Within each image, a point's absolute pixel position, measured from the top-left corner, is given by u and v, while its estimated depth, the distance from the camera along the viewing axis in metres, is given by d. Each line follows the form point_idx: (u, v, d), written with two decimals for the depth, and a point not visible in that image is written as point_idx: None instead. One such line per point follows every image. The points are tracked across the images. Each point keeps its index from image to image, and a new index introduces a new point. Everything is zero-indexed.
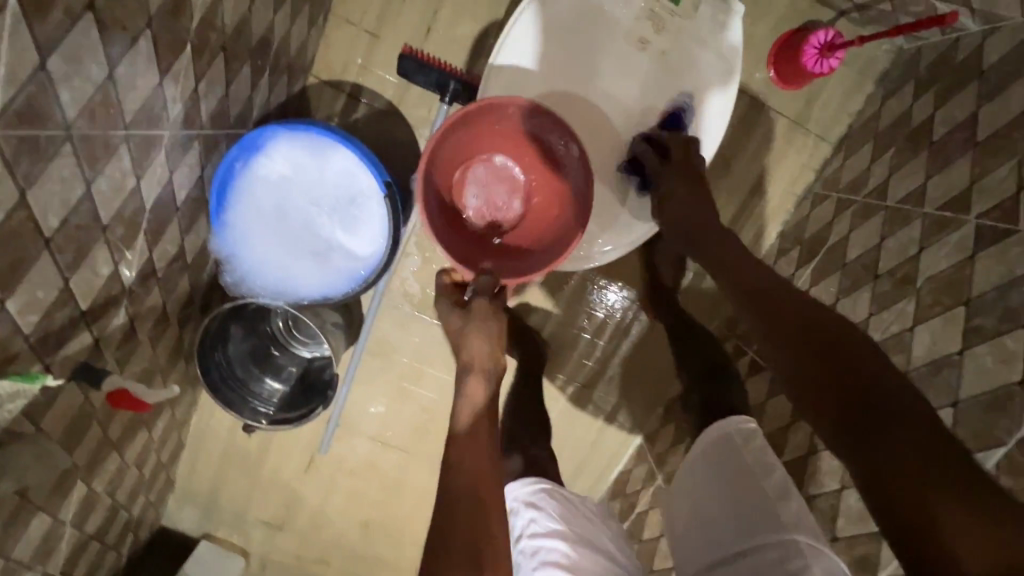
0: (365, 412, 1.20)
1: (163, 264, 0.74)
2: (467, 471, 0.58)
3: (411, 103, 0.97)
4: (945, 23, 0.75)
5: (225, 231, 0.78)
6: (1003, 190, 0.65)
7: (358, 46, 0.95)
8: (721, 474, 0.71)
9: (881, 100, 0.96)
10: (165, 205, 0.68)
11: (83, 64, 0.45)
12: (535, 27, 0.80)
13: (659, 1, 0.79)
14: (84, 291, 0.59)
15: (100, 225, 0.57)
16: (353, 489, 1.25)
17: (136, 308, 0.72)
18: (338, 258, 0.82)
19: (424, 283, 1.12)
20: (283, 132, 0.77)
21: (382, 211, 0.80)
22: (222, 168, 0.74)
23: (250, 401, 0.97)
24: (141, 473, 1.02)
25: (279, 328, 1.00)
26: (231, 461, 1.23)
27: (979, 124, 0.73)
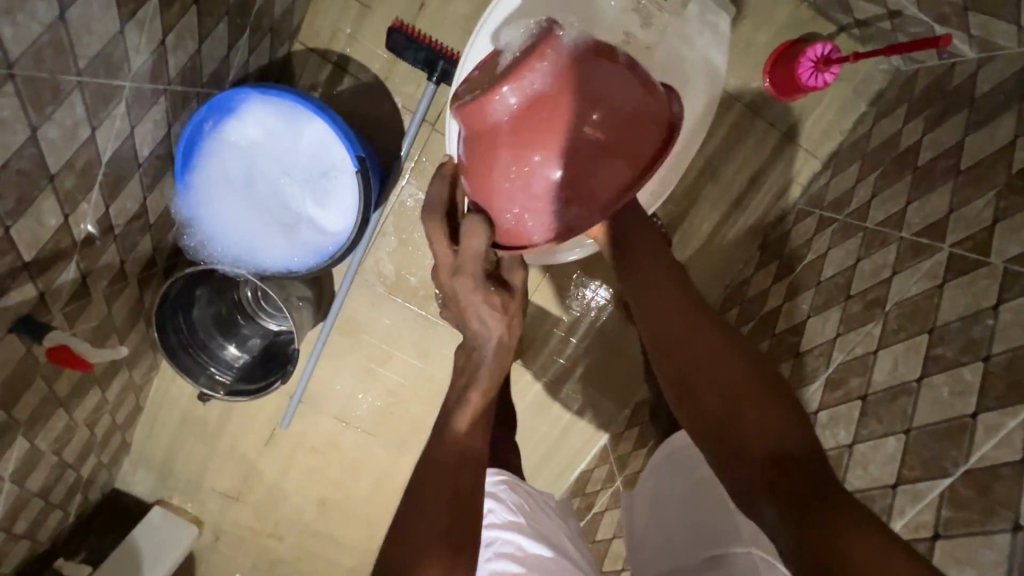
0: (330, 390, 1.18)
1: (123, 221, 0.72)
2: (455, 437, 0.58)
3: (398, 79, 0.95)
4: (939, 45, 0.74)
5: (188, 192, 0.75)
6: (979, 222, 0.65)
7: (348, 15, 0.92)
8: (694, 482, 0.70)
9: (873, 120, 0.95)
10: (125, 159, 0.66)
11: (30, 1, 0.43)
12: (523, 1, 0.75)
13: None
14: (27, 242, 0.56)
15: (48, 174, 0.54)
16: (313, 466, 1.24)
17: (90, 264, 0.70)
18: (308, 232, 0.80)
19: (399, 265, 1.10)
20: (256, 95, 0.74)
21: (354, 186, 0.78)
22: (190, 127, 0.71)
23: (209, 369, 0.95)
24: (92, 433, 1.00)
25: (247, 297, 0.95)
26: (190, 428, 1.21)
27: (964, 153, 0.72)
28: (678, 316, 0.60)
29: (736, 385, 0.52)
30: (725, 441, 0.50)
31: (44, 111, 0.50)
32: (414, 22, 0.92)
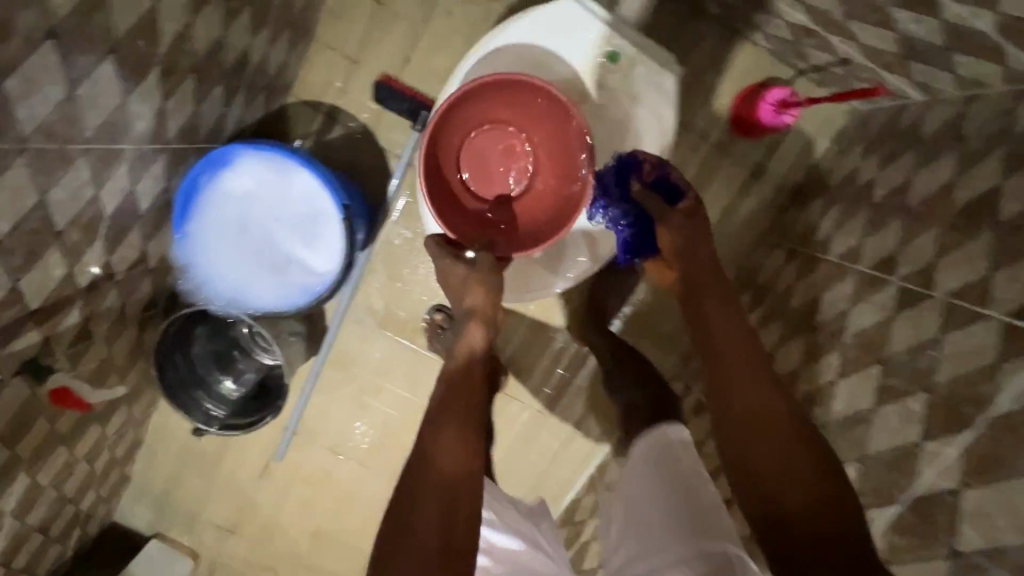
0: (324, 421, 1.22)
1: (125, 267, 0.77)
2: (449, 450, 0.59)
3: (385, 127, 1.01)
4: (876, 94, 0.83)
5: (186, 240, 0.81)
6: (924, 257, 0.69)
7: (338, 70, 0.99)
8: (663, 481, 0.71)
9: (834, 158, 1.00)
10: (127, 212, 0.71)
11: (44, 87, 0.49)
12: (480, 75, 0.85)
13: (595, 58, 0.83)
14: (35, 292, 0.61)
15: (56, 230, 0.60)
16: (307, 497, 1.26)
17: (93, 308, 0.75)
18: (300, 273, 0.85)
19: (389, 300, 1.15)
20: (249, 150, 0.80)
21: (340, 231, 0.83)
22: (187, 180, 0.77)
23: (205, 404, 0.98)
24: (93, 468, 1.04)
25: (243, 334, 0.99)
26: (187, 460, 1.25)
27: (913, 191, 0.77)
28: (733, 356, 0.62)
29: (782, 434, 0.55)
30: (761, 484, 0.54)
31: (52, 176, 0.55)
32: (399, 75, 0.99)
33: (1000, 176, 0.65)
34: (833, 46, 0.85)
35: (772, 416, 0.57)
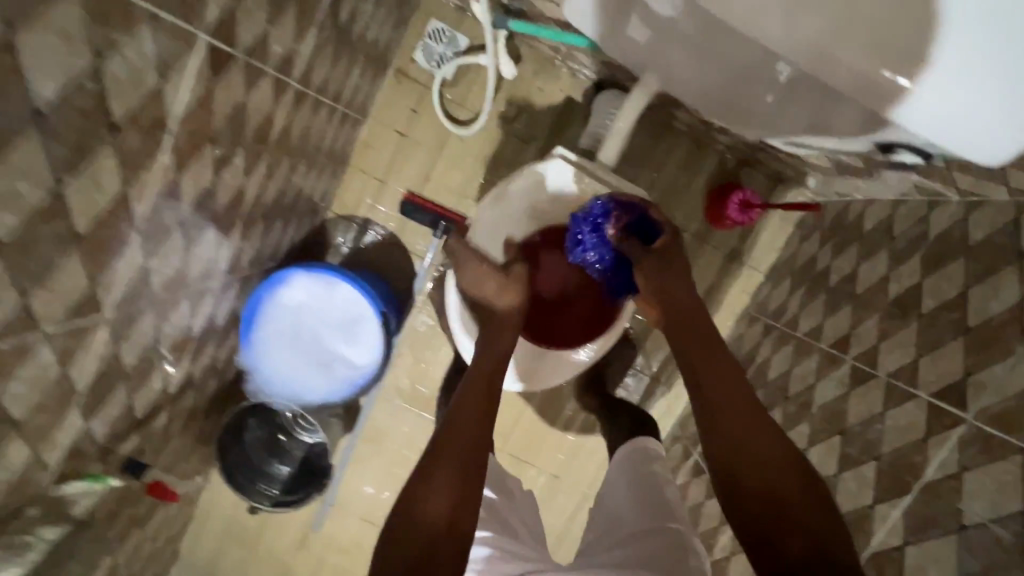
0: (357, 493, 1.33)
1: (201, 371, 0.92)
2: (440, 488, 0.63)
3: (410, 233, 1.19)
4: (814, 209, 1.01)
5: (250, 346, 0.96)
6: (870, 340, 0.83)
7: (370, 189, 1.17)
8: (637, 485, 0.84)
9: (797, 243, 1.15)
10: (207, 329, 0.87)
11: (168, 257, 0.66)
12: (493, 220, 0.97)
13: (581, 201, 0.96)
14: (139, 403, 0.76)
15: (159, 354, 0.76)
16: (342, 565, 1.35)
17: (175, 409, 0.90)
18: (344, 368, 0.99)
19: (414, 379, 1.29)
20: (302, 270, 0.96)
21: (378, 331, 0.99)
22: (252, 300, 0.93)
23: (258, 484, 1.10)
24: (156, 545, 1.15)
25: (287, 418, 1.12)
26: (232, 534, 1.35)
27: (859, 280, 0.92)
28: (723, 395, 0.70)
29: (777, 464, 0.65)
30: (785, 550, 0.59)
31: (162, 316, 0.72)
32: (421, 190, 1.17)
33: (924, 274, 0.79)
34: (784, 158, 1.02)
35: (773, 461, 0.65)
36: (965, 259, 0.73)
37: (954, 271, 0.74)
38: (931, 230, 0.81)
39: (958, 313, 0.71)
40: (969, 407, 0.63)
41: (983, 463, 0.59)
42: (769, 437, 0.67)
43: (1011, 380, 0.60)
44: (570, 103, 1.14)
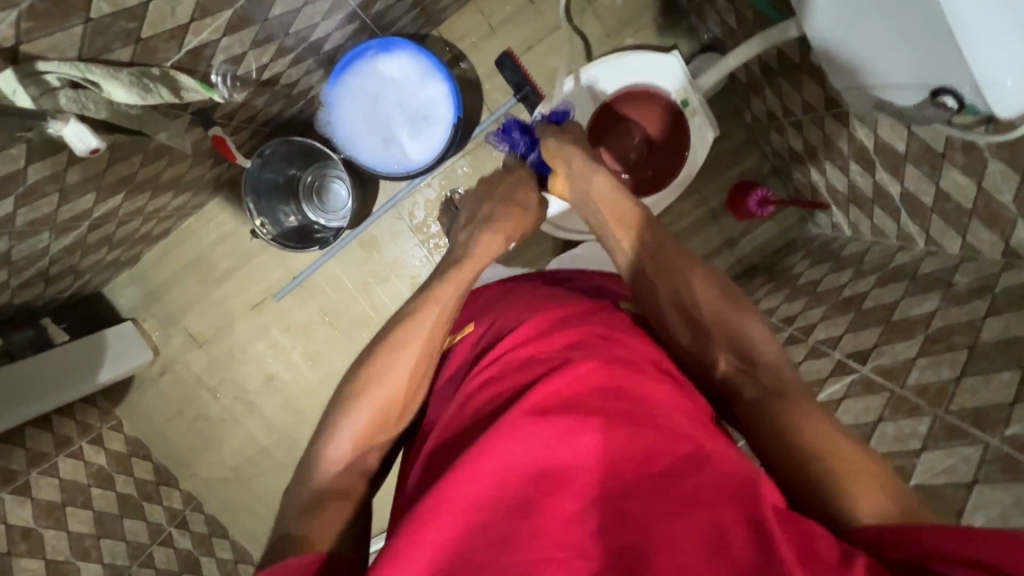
0: (325, 286, 1.42)
1: (286, 85, 1.00)
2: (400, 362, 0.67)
3: (492, 86, 1.29)
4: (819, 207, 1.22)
5: (336, 88, 1.05)
6: (812, 320, 1.04)
7: (477, 30, 1.27)
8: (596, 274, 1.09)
9: (783, 254, 1.35)
10: (315, 47, 0.95)
11: None
12: (606, 66, 1.07)
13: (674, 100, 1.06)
14: (251, 67, 0.85)
15: (286, 31, 0.84)
16: (281, 341, 1.44)
17: (252, 104, 0.97)
18: (397, 153, 1.09)
19: (428, 214, 1.38)
20: (411, 49, 1.05)
21: (444, 135, 1.08)
22: (357, 48, 1.02)
23: (258, 216, 1.18)
24: (138, 232, 1.20)
25: (306, 183, 1.26)
26: (195, 268, 1.40)
27: (821, 283, 1.12)
28: (659, 257, 0.77)
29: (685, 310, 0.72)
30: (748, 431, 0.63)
31: (326, 14, 0.88)
32: (520, 55, 1.28)
33: (874, 287, 0.99)
34: (812, 177, 1.20)
35: (703, 299, 0.72)
36: (908, 281, 0.94)
37: (896, 288, 0.94)
38: (893, 261, 1.02)
39: (885, 312, 0.91)
40: (867, 362, 0.84)
41: (860, 396, 0.81)
42: (703, 274, 0.74)
43: (906, 352, 0.81)
44: (674, 48, 1.28)
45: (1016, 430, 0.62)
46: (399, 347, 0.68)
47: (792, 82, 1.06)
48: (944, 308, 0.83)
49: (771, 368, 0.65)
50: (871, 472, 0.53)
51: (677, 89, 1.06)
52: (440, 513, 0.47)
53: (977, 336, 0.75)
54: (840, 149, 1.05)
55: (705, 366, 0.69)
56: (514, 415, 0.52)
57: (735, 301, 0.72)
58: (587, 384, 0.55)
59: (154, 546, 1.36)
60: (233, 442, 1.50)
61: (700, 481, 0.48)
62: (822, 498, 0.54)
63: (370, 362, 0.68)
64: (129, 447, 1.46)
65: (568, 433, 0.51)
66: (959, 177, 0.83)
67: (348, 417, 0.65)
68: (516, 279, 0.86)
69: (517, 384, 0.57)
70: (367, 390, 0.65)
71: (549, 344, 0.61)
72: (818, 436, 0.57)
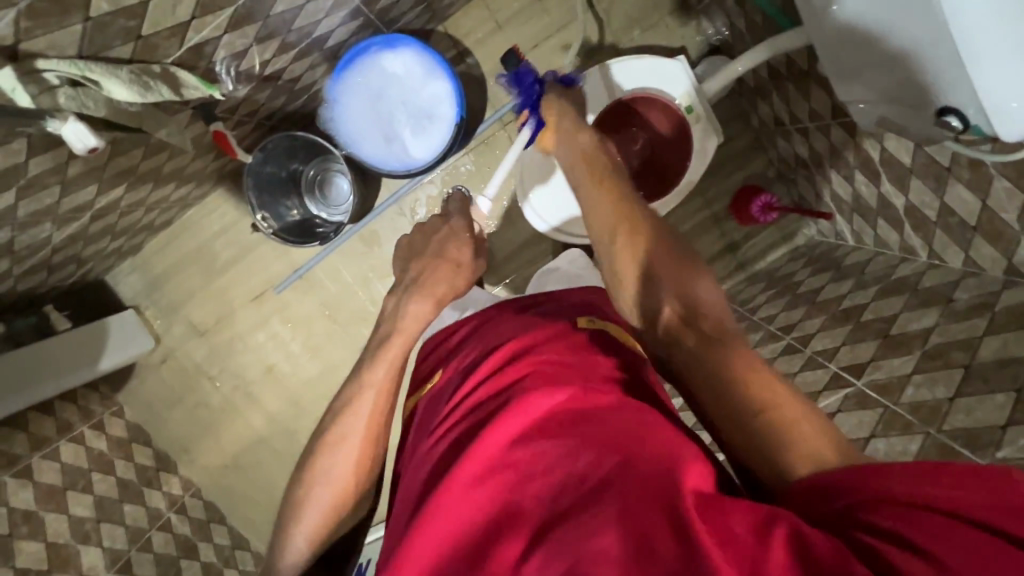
0: (326, 279, 1.42)
1: (289, 80, 0.99)
2: (347, 445, 0.76)
3: (497, 84, 1.28)
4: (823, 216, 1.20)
5: (338, 84, 1.04)
6: (810, 329, 1.03)
7: (484, 27, 1.25)
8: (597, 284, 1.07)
9: (784, 260, 1.34)
10: (318, 43, 0.95)
11: None
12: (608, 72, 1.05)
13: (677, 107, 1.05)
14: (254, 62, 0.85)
15: (289, 28, 0.83)
16: (281, 333, 1.45)
17: (254, 99, 0.96)
18: (399, 151, 1.09)
19: (429, 211, 1.37)
20: (415, 45, 1.04)
21: (446, 133, 1.08)
22: (361, 45, 1.01)
23: (258, 210, 1.18)
24: (140, 222, 1.21)
25: (308, 177, 1.26)
26: (197, 258, 1.41)
27: (821, 292, 1.12)
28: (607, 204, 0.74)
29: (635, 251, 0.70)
30: (692, 394, 0.62)
31: (329, 11, 0.88)
32: (526, 53, 1.26)
33: (874, 299, 0.98)
34: (817, 184, 1.19)
35: (650, 241, 0.70)
36: (909, 295, 0.93)
37: (896, 301, 0.94)
38: (895, 273, 1.02)
39: (884, 325, 0.90)
40: (862, 376, 0.84)
41: (855, 410, 0.81)
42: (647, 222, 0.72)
43: (902, 367, 0.80)
44: (682, 50, 1.26)
45: (1008, 453, 0.62)
46: (341, 433, 0.77)
47: (799, 89, 1.05)
48: (943, 324, 0.82)
49: (716, 318, 0.63)
50: (810, 419, 0.52)
51: (681, 95, 1.05)
52: (404, 568, 0.52)
53: (974, 354, 0.74)
54: (845, 159, 1.04)
55: (649, 325, 0.68)
56: (458, 464, 0.56)
57: (686, 258, 0.69)
58: (522, 418, 0.57)
59: (153, 531, 1.39)
60: (232, 430, 1.52)
61: (622, 486, 0.48)
62: (765, 448, 0.53)
63: (311, 465, 0.76)
64: (130, 433, 1.47)
65: (511, 466, 0.54)
66: (965, 194, 0.82)
67: (298, 524, 0.74)
68: (495, 307, 0.87)
69: (466, 429, 0.61)
70: (314, 488, 0.75)
71: (496, 385, 0.64)
72: (758, 388, 0.55)
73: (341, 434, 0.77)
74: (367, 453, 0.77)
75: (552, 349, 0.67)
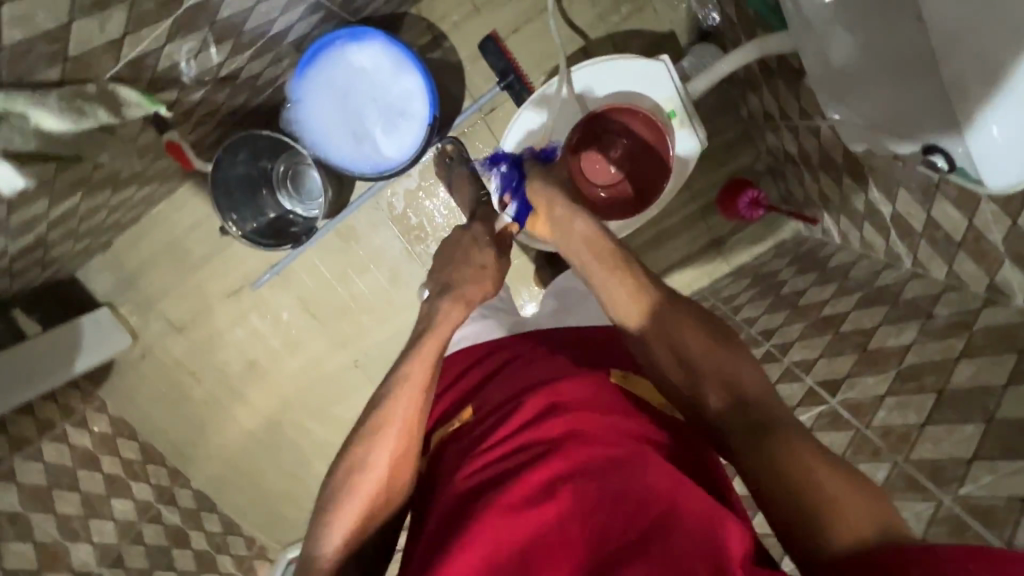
0: (304, 275, 1.39)
1: (248, 77, 0.93)
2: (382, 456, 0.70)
3: (475, 71, 1.21)
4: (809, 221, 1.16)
5: (301, 81, 0.98)
6: (791, 337, 1.03)
7: (460, 9, 1.18)
8: None
9: (770, 256, 1.32)
10: (278, 39, 0.89)
11: None
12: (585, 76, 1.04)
13: (659, 112, 1.03)
14: (204, 67, 0.79)
15: (240, 29, 0.77)
16: (260, 329, 1.43)
17: (211, 101, 0.90)
18: (370, 150, 1.03)
19: (408, 205, 1.33)
20: (382, 39, 0.97)
21: (417, 132, 1.02)
22: (324, 38, 0.95)
23: (227, 209, 1.12)
24: (105, 223, 1.16)
25: (279, 172, 1.20)
26: (169, 254, 1.37)
27: (804, 296, 1.10)
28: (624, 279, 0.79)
29: (672, 319, 0.75)
30: (738, 459, 0.64)
31: (286, 9, 0.81)
32: (506, 38, 1.19)
33: (855, 308, 0.97)
34: (805, 182, 1.15)
35: (683, 310, 0.76)
36: (889, 306, 0.92)
37: (876, 312, 0.92)
38: (878, 281, 1.00)
39: (863, 338, 0.90)
40: (837, 394, 0.84)
41: (828, 431, 0.81)
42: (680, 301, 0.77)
43: (875, 387, 0.80)
44: (670, 35, 1.19)
45: (970, 490, 0.63)
46: (377, 427, 0.71)
47: (790, 86, 1.00)
48: (921, 343, 0.81)
49: (757, 396, 0.67)
50: (855, 495, 0.54)
51: (664, 99, 1.03)
52: None
53: (948, 379, 0.73)
54: (834, 161, 1.01)
55: (698, 405, 0.70)
56: (500, 501, 0.57)
57: (724, 336, 0.73)
58: (564, 466, 0.59)
59: (142, 523, 1.41)
60: (218, 423, 1.52)
61: (674, 551, 0.50)
62: (804, 523, 0.55)
63: (350, 451, 0.71)
64: (114, 428, 1.47)
65: (523, 514, 0.56)
66: (951, 210, 0.80)
67: (339, 510, 0.69)
68: (509, 340, 0.86)
69: (505, 469, 0.62)
70: (354, 481, 0.69)
71: (535, 426, 0.65)
72: (793, 458, 0.58)
73: (376, 442, 0.71)
74: (400, 469, 0.71)
75: (587, 392, 0.69)
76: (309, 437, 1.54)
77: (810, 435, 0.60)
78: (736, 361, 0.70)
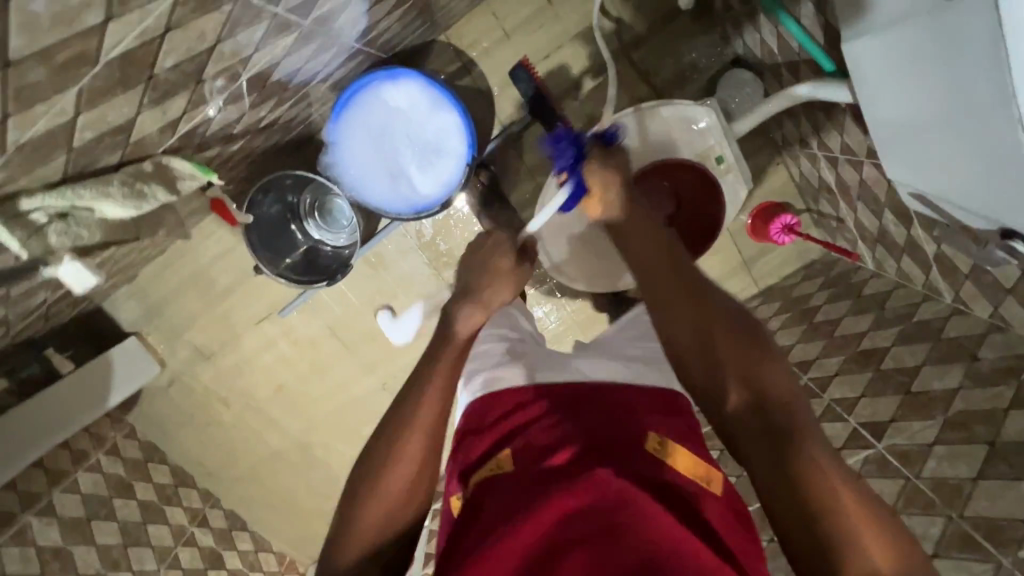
0: (332, 300, 1.38)
1: (282, 121, 0.91)
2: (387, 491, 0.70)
3: (504, 98, 1.19)
4: (849, 255, 1.15)
5: (337, 124, 0.97)
6: (828, 370, 1.03)
7: (490, 35, 1.15)
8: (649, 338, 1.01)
9: (799, 278, 1.32)
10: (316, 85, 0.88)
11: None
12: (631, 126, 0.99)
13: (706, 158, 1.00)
14: (246, 123, 0.77)
15: (282, 84, 0.76)
16: (288, 354, 1.43)
17: (248, 149, 0.89)
18: (405, 189, 1.01)
19: (436, 232, 1.32)
20: (420, 79, 0.95)
21: (454, 170, 1.00)
22: (361, 79, 0.93)
23: (260, 248, 1.12)
24: (135, 260, 1.15)
25: (306, 204, 1.19)
26: (195, 283, 1.36)
27: (838, 326, 1.10)
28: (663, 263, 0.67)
29: (704, 305, 0.63)
30: (750, 465, 0.57)
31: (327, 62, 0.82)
32: (536, 64, 1.16)
33: (894, 344, 0.97)
34: (840, 209, 1.15)
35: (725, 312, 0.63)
36: (930, 344, 0.92)
37: (918, 350, 0.93)
38: (917, 314, 1.00)
39: (905, 378, 0.90)
40: (883, 438, 0.85)
41: (875, 476, 0.83)
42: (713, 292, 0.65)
43: (923, 434, 0.81)
44: (704, 59, 1.17)
45: None
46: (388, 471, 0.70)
47: (832, 119, 0.99)
48: (968, 388, 0.81)
49: (784, 396, 0.58)
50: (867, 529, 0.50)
51: (711, 143, 0.99)
52: None
53: (999, 431, 0.74)
54: (875, 195, 1.00)
55: (714, 395, 0.60)
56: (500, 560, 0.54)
57: (754, 341, 0.61)
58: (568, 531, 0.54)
59: (178, 547, 1.43)
60: (247, 446, 1.54)
61: None
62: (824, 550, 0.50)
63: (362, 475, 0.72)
64: (144, 453, 1.48)
65: (504, 545, 0.54)
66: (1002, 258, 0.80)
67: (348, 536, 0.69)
68: (538, 389, 0.79)
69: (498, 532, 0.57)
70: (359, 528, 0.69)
71: (537, 483, 0.60)
72: (814, 476, 0.53)
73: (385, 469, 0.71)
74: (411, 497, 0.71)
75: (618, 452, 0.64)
76: (338, 458, 1.56)
77: (841, 458, 0.55)
78: (770, 368, 0.59)
